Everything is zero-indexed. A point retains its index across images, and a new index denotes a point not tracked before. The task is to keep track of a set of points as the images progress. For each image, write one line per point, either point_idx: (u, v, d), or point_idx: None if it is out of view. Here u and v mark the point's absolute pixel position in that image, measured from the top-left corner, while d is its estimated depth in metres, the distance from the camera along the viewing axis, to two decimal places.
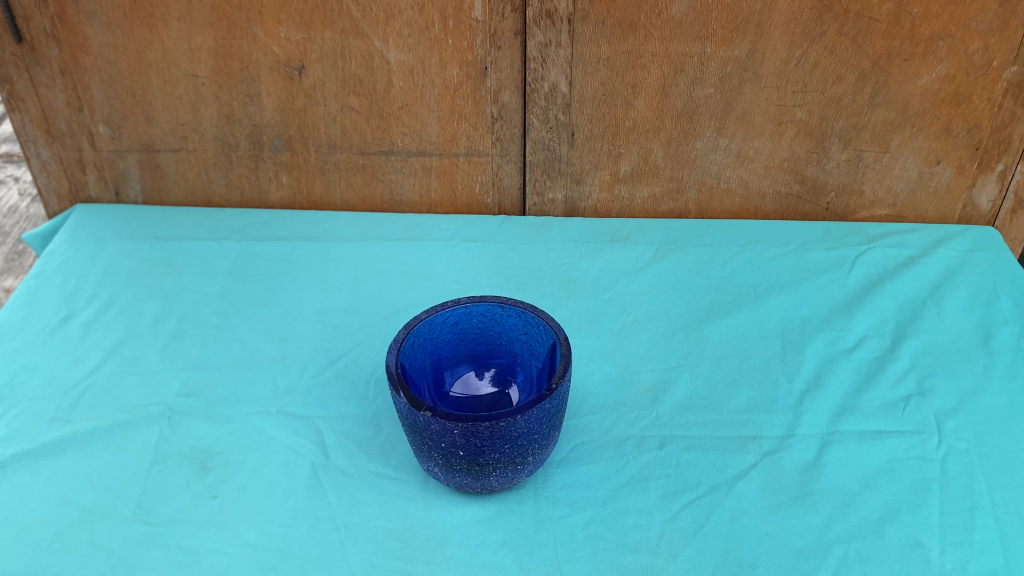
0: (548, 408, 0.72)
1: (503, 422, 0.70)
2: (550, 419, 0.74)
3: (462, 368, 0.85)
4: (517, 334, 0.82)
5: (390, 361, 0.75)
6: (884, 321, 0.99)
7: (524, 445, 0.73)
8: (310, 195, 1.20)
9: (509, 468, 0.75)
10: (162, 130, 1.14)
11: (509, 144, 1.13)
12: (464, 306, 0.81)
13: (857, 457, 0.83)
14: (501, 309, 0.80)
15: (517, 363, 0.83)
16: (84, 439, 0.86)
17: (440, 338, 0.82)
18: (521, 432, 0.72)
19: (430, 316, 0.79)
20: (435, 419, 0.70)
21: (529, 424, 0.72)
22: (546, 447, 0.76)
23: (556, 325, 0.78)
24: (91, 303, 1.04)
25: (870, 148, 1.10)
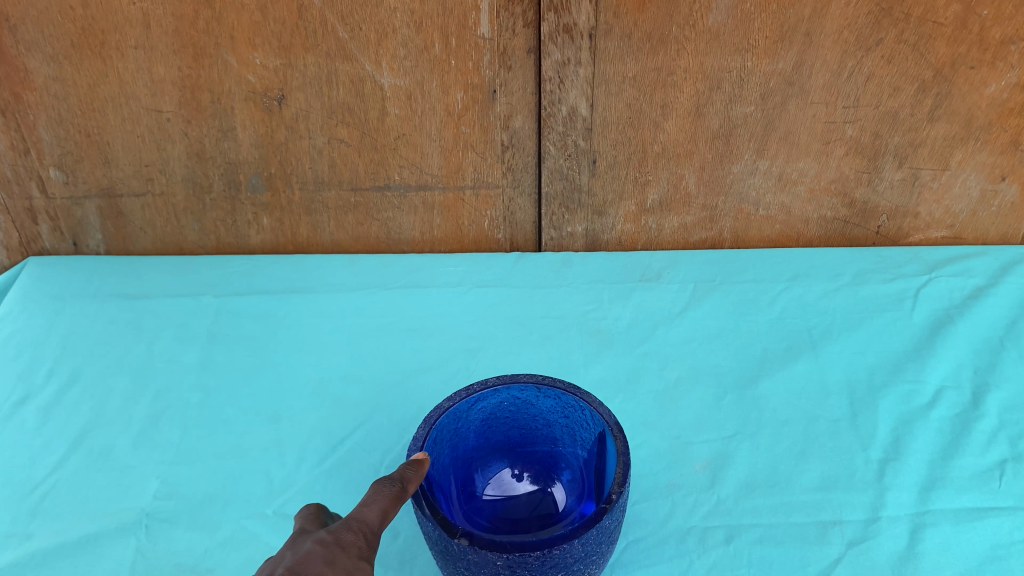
0: (609, 523, 0.58)
1: (557, 549, 0.55)
2: (610, 533, 0.59)
3: (492, 459, 0.72)
4: (556, 417, 0.68)
5: (409, 466, 0.59)
6: (961, 366, 0.87)
7: (579, 569, 0.59)
8: (295, 237, 1.06)
9: None
10: (123, 172, 1.00)
11: (521, 174, 1.00)
12: (493, 389, 0.66)
13: (957, 544, 0.71)
14: (535, 391, 0.66)
15: (557, 451, 0.71)
16: (46, 560, 0.71)
17: (466, 426, 0.67)
18: (577, 556, 0.58)
19: (454, 407, 0.64)
20: (472, 549, 0.55)
21: (587, 546, 0.57)
22: (604, 560, 0.62)
23: (606, 410, 0.63)
24: (49, 381, 0.89)
25: (927, 166, 0.98)
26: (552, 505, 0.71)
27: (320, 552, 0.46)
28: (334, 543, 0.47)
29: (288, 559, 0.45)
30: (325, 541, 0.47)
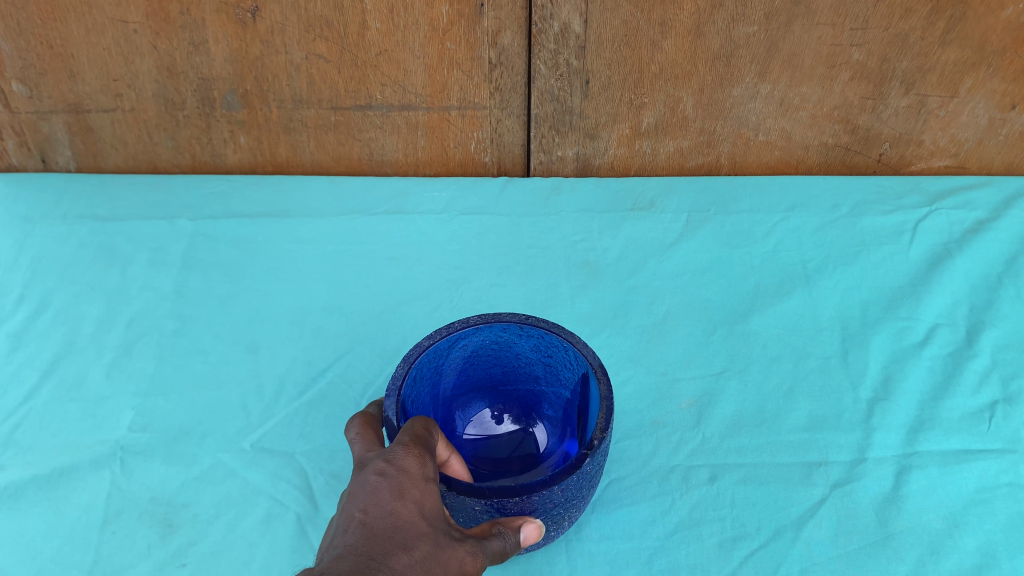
0: (590, 467, 0.54)
1: (536, 496, 0.52)
2: (591, 476, 0.56)
3: (472, 396, 0.70)
4: (538, 357, 0.66)
5: (389, 408, 0.55)
6: (957, 303, 0.85)
7: (560, 512, 0.57)
8: (274, 157, 1.02)
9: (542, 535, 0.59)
10: (90, 86, 0.95)
11: (510, 95, 0.95)
12: (473, 328, 0.62)
13: (942, 487, 0.70)
14: (517, 331, 0.63)
15: (539, 390, 0.69)
16: (20, 493, 0.70)
17: (446, 365, 0.64)
18: (557, 501, 0.54)
19: (433, 346, 0.61)
20: (450, 494, 0.52)
21: (566, 492, 0.54)
22: (584, 501, 0.60)
23: (589, 352, 0.60)
24: (19, 306, 0.87)
25: (935, 92, 0.94)
26: (533, 444, 0.71)
27: (388, 486, 0.46)
28: (396, 472, 0.47)
29: (357, 501, 0.45)
30: (387, 472, 0.46)
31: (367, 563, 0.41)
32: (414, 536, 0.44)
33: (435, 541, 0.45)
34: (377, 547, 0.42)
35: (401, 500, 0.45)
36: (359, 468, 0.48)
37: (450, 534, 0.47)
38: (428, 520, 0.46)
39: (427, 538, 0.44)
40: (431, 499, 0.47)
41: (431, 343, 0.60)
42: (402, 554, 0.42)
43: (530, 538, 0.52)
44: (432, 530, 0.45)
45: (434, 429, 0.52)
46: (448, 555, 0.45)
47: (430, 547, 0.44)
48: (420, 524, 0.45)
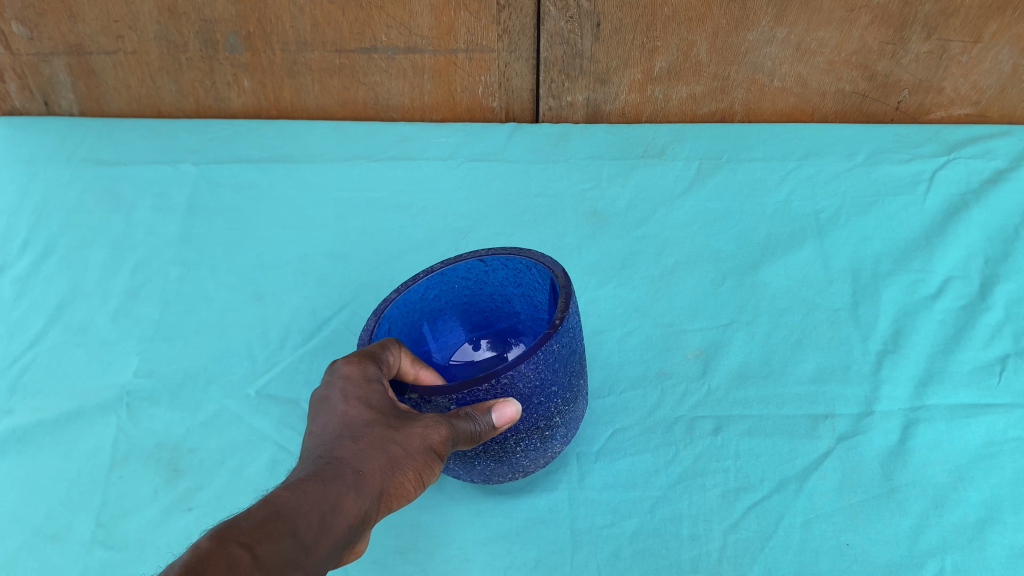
0: (558, 348, 0.53)
1: (507, 378, 0.51)
2: (565, 362, 0.55)
3: (457, 339, 0.70)
4: (511, 290, 0.65)
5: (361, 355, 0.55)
6: (972, 255, 0.83)
7: (543, 404, 0.55)
8: (278, 102, 1.00)
9: (537, 438, 0.58)
10: (91, 28, 0.93)
11: (518, 38, 0.93)
12: (440, 272, 0.62)
13: (949, 441, 0.69)
14: (482, 267, 0.63)
15: (522, 324, 0.68)
16: (28, 437, 0.71)
17: (420, 315, 0.64)
18: (532, 387, 0.53)
19: (403, 297, 0.61)
20: (426, 402, 0.51)
21: (541, 374, 0.53)
22: (572, 398, 0.58)
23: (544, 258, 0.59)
24: (25, 251, 0.86)
25: (957, 37, 0.91)
26: None
27: (333, 397, 0.49)
28: (341, 381, 0.49)
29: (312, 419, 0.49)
30: (332, 384, 0.49)
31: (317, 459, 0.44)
32: (363, 428, 0.47)
33: (386, 423, 0.48)
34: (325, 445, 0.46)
35: (346, 401, 0.48)
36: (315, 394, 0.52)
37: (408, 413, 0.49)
38: (379, 409, 0.48)
39: (377, 422, 0.47)
40: (379, 389, 0.49)
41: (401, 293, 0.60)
42: (350, 445, 0.46)
43: (506, 420, 0.51)
44: (385, 416, 0.48)
45: (391, 346, 0.52)
46: (408, 432, 0.47)
47: (381, 429, 0.47)
48: (369, 416, 0.47)
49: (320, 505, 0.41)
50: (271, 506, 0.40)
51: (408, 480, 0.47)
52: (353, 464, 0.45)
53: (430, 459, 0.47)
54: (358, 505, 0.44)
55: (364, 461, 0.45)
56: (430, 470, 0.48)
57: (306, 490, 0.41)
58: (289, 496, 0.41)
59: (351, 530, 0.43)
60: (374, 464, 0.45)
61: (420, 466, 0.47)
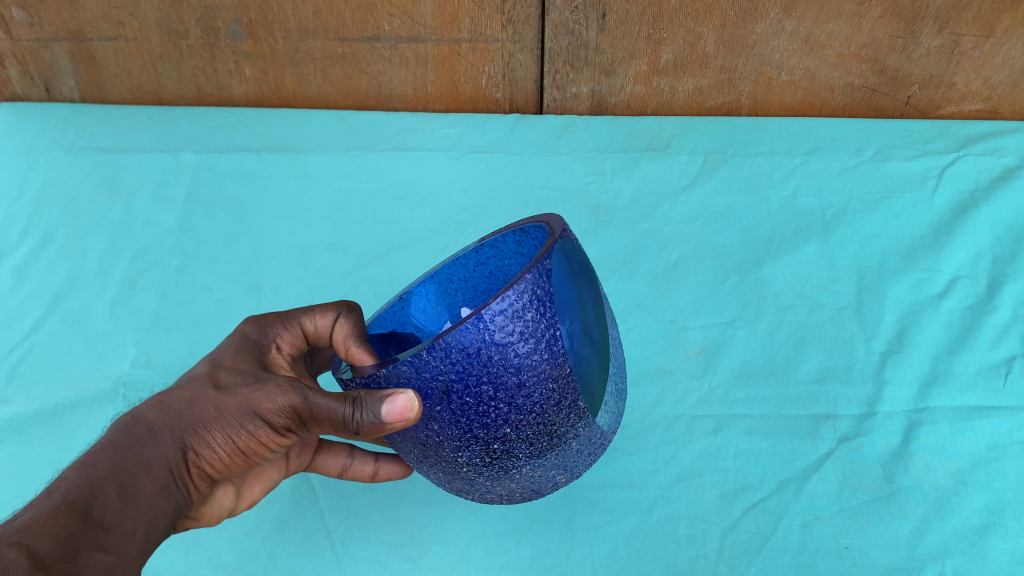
0: (484, 338, 0.45)
1: (403, 367, 0.46)
2: (499, 361, 0.46)
3: None
4: None
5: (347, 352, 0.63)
6: (980, 254, 0.82)
7: (472, 407, 0.47)
8: (280, 90, 0.99)
9: (484, 454, 0.49)
10: (92, 14, 0.93)
11: (523, 28, 0.92)
12: (492, 243, 0.60)
13: (952, 443, 0.68)
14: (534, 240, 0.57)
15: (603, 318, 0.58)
16: (24, 427, 0.70)
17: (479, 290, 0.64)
18: (449, 379, 0.46)
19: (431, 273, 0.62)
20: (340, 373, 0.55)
21: (457, 363, 0.46)
22: (533, 416, 0.47)
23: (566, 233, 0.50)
24: (24, 239, 0.86)
25: (970, 32, 0.90)
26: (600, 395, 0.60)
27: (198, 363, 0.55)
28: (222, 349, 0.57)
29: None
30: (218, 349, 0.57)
31: (130, 422, 0.51)
32: (191, 393, 0.52)
33: (213, 385, 0.52)
34: (149, 403, 0.52)
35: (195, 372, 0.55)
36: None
37: (247, 375, 0.53)
38: (218, 376, 0.53)
39: (204, 382, 0.52)
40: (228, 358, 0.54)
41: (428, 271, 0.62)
42: (172, 407, 0.51)
43: (396, 415, 0.45)
44: (221, 380, 0.52)
45: (335, 308, 0.61)
46: (234, 398, 0.51)
47: (205, 387, 0.52)
48: (204, 381, 0.52)
49: (109, 469, 0.48)
50: (62, 479, 0.47)
51: (228, 437, 0.51)
52: (157, 424, 0.51)
53: (252, 417, 0.50)
54: (159, 461, 0.49)
55: (175, 417, 0.51)
56: (258, 426, 0.51)
57: (98, 455, 0.48)
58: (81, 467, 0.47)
59: (151, 487, 0.49)
60: (185, 420, 0.51)
61: (241, 423, 0.51)
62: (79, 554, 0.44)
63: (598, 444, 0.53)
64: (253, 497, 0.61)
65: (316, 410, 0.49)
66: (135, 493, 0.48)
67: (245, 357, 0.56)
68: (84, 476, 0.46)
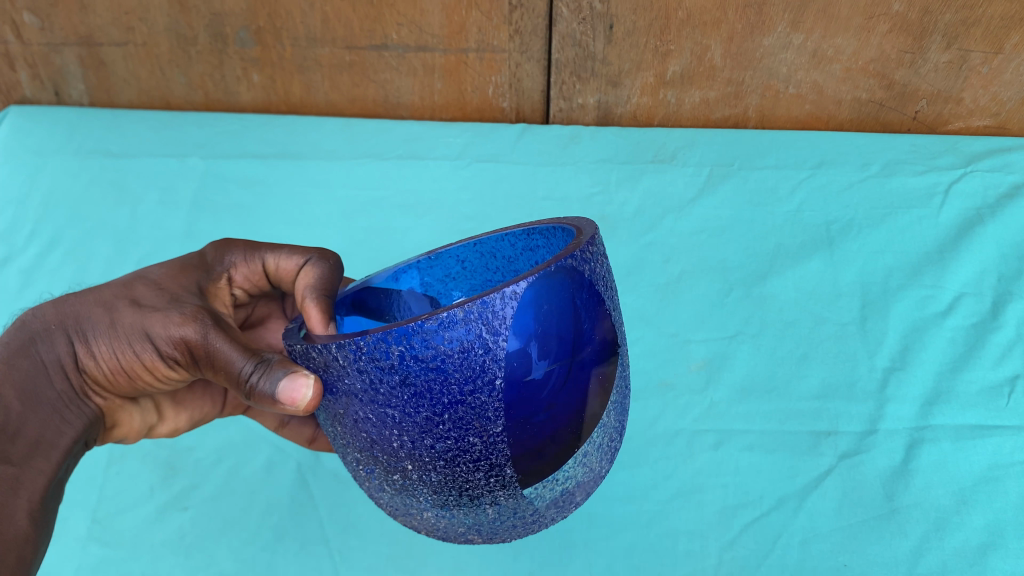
0: (402, 359, 0.39)
1: (313, 352, 0.43)
2: (408, 387, 0.40)
3: None
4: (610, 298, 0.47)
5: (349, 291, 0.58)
6: (986, 271, 0.82)
7: (375, 425, 0.42)
8: (288, 97, 0.99)
9: (382, 475, 0.45)
10: (102, 19, 0.93)
11: (530, 38, 0.92)
12: (542, 232, 0.51)
13: (954, 463, 0.68)
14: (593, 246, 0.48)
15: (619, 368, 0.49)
16: None
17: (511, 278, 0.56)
18: (360, 388, 0.41)
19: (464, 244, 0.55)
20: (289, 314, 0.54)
21: (368, 377, 0.41)
22: (434, 463, 0.42)
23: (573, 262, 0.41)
24: (31, 242, 0.87)
25: (977, 48, 0.90)
26: None
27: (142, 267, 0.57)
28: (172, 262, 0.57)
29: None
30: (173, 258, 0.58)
31: (37, 322, 0.53)
32: (103, 300, 0.53)
33: (128, 298, 0.53)
34: (62, 303, 0.54)
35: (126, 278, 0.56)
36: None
37: (165, 294, 0.53)
38: (136, 289, 0.54)
39: (118, 292, 0.54)
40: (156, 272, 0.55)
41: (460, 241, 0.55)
42: (79, 313, 0.53)
43: (287, 397, 0.44)
44: (137, 293, 0.53)
45: (305, 253, 0.59)
46: (135, 316, 0.52)
47: (115, 298, 0.53)
48: (120, 292, 0.53)
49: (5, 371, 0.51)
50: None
51: (118, 354, 0.52)
52: (56, 324, 0.53)
53: (146, 341, 0.51)
54: (52, 363, 0.52)
55: (77, 323, 0.53)
56: (152, 350, 0.52)
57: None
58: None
59: (49, 393, 0.52)
60: (83, 328, 0.53)
61: (137, 343, 0.52)
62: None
63: (527, 519, 0.46)
64: (180, 429, 0.63)
65: (213, 353, 0.50)
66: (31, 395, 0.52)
67: (181, 275, 0.55)
68: None
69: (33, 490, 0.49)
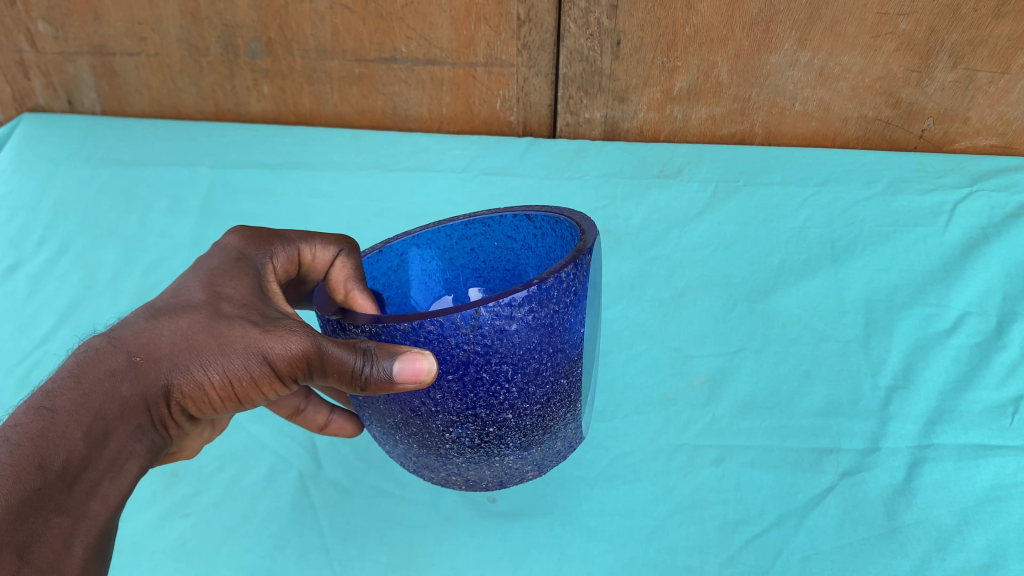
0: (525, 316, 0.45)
1: (429, 324, 0.45)
2: (525, 343, 0.46)
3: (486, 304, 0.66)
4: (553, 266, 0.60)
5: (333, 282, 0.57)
6: (991, 291, 0.81)
7: (484, 385, 0.47)
8: (297, 108, 1.00)
9: (469, 435, 0.50)
10: (116, 29, 0.95)
11: (538, 53, 0.93)
12: (484, 220, 0.59)
13: (956, 482, 0.68)
14: (532, 229, 0.58)
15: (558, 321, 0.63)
16: None
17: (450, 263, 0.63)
18: (475, 354, 0.46)
19: (417, 236, 0.59)
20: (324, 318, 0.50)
21: (487, 340, 0.45)
22: (534, 404, 0.49)
23: (593, 235, 0.51)
24: (41, 248, 0.88)
25: (985, 67, 0.90)
26: None
27: (202, 272, 0.50)
28: (226, 264, 0.51)
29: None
30: (226, 256, 0.52)
31: (102, 353, 0.45)
32: (187, 317, 0.47)
33: (216, 313, 0.47)
34: (125, 330, 0.47)
35: (186, 292, 0.49)
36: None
37: (253, 309, 0.48)
38: (220, 302, 0.48)
39: (200, 311, 0.47)
40: (232, 284, 0.49)
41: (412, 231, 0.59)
42: (160, 334, 0.46)
43: (409, 375, 0.43)
44: (224, 308, 0.47)
45: (338, 243, 0.56)
46: (234, 333, 0.46)
47: (201, 317, 0.47)
48: (204, 307, 0.47)
49: (80, 414, 0.43)
50: (33, 422, 0.42)
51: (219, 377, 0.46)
52: (134, 349, 0.46)
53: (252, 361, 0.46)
54: (134, 395, 0.45)
55: (162, 351, 0.46)
56: (262, 370, 0.47)
57: (64, 394, 0.43)
58: (46, 413, 0.42)
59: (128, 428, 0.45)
60: (172, 355, 0.46)
61: (243, 365, 0.46)
62: (34, 516, 0.40)
63: (574, 442, 0.57)
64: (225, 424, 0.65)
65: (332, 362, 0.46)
66: (111, 438, 0.44)
67: (256, 284, 0.50)
68: (54, 419, 0.42)
69: (95, 546, 0.42)
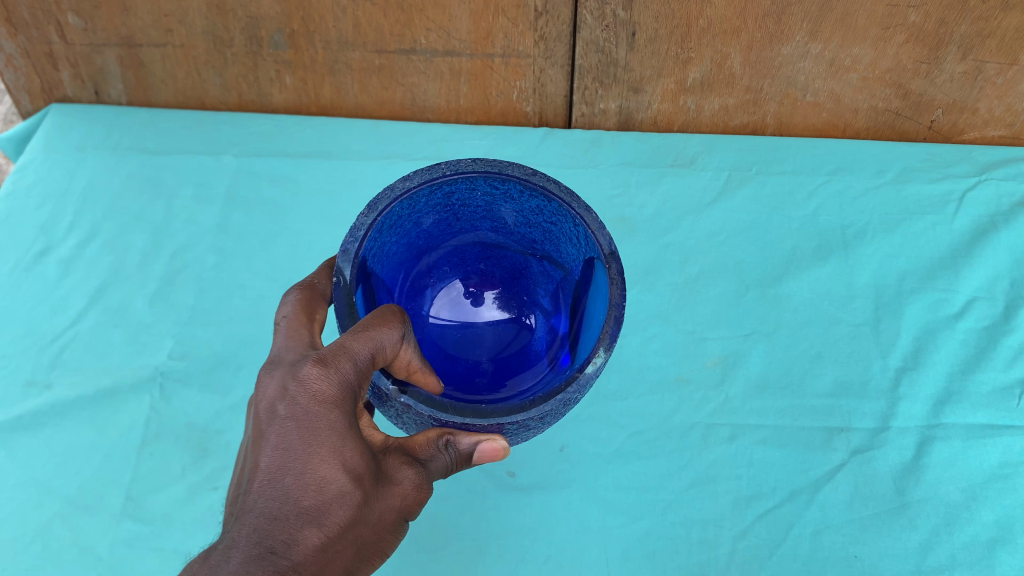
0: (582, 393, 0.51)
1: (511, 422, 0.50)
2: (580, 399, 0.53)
3: (460, 233, 0.67)
4: (532, 215, 0.62)
5: (344, 266, 0.54)
6: (999, 276, 0.84)
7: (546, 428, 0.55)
8: (318, 98, 1.02)
9: None
10: (142, 22, 0.96)
11: (554, 44, 0.94)
12: (469, 176, 0.58)
13: (963, 460, 0.71)
14: (516, 186, 0.59)
15: (529, 256, 0.68)
16: (66, 411, 0.77)
17: (428, 212, 0.62)
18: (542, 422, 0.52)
19: (409, 191, 0.57)
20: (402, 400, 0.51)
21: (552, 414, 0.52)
22: None
23: (617, 266, 0.53)
24: (70, 234, 0.91)
25: (993, 59, 0.91)
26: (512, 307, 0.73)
27: (313, 447, 0.46)
28: (328, 430, 0.47)
29: (244, 535, 0.43)
30: (319, 412, 0.47)
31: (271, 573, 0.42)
32: (334, 510, 0.46)
33: (355, 497, 0.47)
34: (280, 539, 0.44)
35: (311, 473, 0.46)
36: (256, 463, 0.46)
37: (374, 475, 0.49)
38: (353, 483, 0.47)
39: (348, 502, 0.46)
40: (356, 455, 0.47)
41: (405, 188, 0.57)
42: (315, 536, 0.45)
43: (489, 454, 0.50)
44: (358, 489, 0.47)
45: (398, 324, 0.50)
46: (370, 508, 0.48)
47: (350, 510, 0.46)
48: (347, 493, 0.46)
49: None
50: None
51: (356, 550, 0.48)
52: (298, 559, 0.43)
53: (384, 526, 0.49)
54: None
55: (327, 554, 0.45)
56: (385, 532, 0.50)
57: None
58: None
59: None
60: (330, 554, 0.45)
61: (378, 534, 0.49)
62: None
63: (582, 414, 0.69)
64: None
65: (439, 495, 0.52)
66: None
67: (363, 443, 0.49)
68: None
69: None
